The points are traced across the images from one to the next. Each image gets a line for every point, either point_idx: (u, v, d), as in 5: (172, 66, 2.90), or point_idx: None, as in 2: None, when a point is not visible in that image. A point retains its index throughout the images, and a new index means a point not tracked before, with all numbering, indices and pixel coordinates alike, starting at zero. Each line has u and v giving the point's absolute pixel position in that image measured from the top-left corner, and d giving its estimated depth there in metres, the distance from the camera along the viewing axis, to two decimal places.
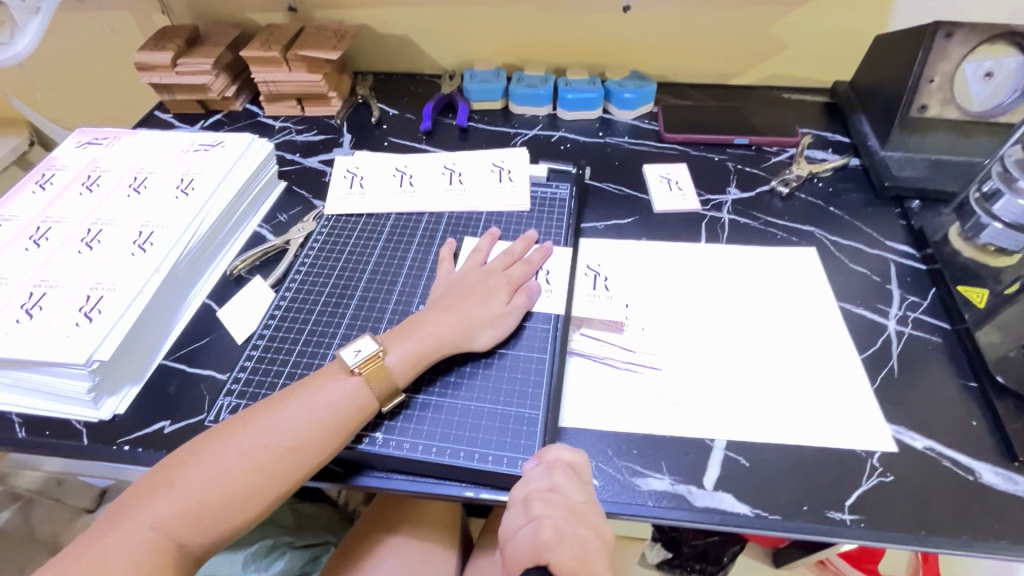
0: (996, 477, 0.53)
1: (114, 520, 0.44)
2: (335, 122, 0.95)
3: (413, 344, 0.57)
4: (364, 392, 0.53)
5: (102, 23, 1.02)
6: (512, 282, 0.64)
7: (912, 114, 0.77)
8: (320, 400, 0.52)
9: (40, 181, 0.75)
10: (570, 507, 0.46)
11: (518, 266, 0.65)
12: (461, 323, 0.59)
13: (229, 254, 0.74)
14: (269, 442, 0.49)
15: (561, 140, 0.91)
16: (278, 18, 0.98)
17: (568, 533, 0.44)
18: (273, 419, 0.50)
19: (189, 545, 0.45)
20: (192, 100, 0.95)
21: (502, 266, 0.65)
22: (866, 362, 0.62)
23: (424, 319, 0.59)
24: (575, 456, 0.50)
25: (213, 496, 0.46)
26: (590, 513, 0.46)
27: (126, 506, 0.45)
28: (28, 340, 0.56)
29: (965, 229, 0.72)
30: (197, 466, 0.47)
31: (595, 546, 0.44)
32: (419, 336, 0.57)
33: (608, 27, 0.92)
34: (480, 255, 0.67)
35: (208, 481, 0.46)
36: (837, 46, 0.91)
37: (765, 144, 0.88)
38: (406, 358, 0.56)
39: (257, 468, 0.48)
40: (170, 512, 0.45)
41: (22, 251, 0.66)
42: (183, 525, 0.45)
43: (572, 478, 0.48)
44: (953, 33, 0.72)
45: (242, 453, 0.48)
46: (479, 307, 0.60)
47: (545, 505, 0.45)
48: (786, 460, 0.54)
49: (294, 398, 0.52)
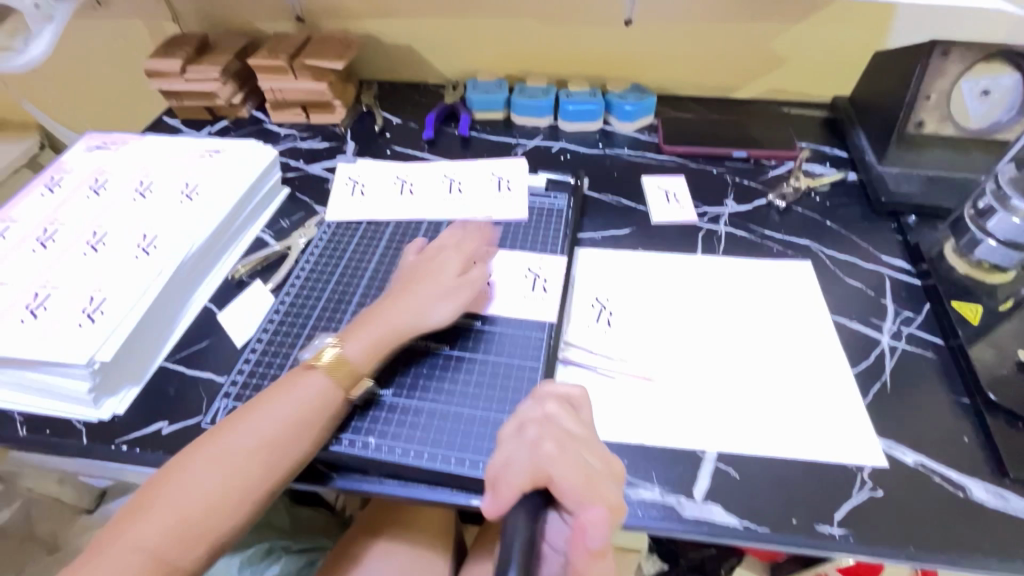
0: (986, 494, 0.53)
1: (99, 545, 0.43)
2: (339, 130, 0.96)
3: (366, 333, 0.57)
4: (331, 389, 0.54)
5: (114, 31, 1.05)
6: (463, 256, 0.65)
7: (908, 131, 0.78)
8: (294, 401, 0.52)
9: (48, 184, 0.76)
10: (565, 430, 0.44)
11: (467, 241, 0.67)
12: (414, 307, 0.60)
13: (231, 259, 0.75)
14: (246, 446, 0.49)
15: (561, 150, 0.92)
16: (285, 27, 1.00)
17: (569, 450, 0.42)
18: (247, 424, 0.51)
19: (178, 563, 0.44)
20: (199, 106, 0.97)
21: (452, 242, 0.67)
22: (858, 375, 0.62)
23: (380, 307, 0.60)
24: (572, 392, 0.49)
25: (196, 507, 0.46)
26: (588, 441, 0.45)
27: (105, 536, 0.44)
28: (31, 340, 0.58)
29: (960, 245, 0.71)
30: (179, 480, 0.47)
31: (599, 468, 0.43)
32: (374, 326, 0.58)
33: (610, 40, 0.94)
34: (441, 238, 0.68)
35: (194, 493, 0.46)
36: (836, 62, 0.92)
37: (763, 158, 0.89)
38: (363, 348, 0.56)
39: (236, 475, 0.48)
40: (154, 531, 0.44)
41: (29, 253, 0.67)
42: (171, 542, 0.44)
43: (567, 408, 0.47)
44: (949, 51, 0.73)
45: (219, 460, 0.48)
46: (431, 289, 0.61)
47: (540, 425, 0.44)
48: (777, 473, 0.54)
49: (263, 402, 0.52)
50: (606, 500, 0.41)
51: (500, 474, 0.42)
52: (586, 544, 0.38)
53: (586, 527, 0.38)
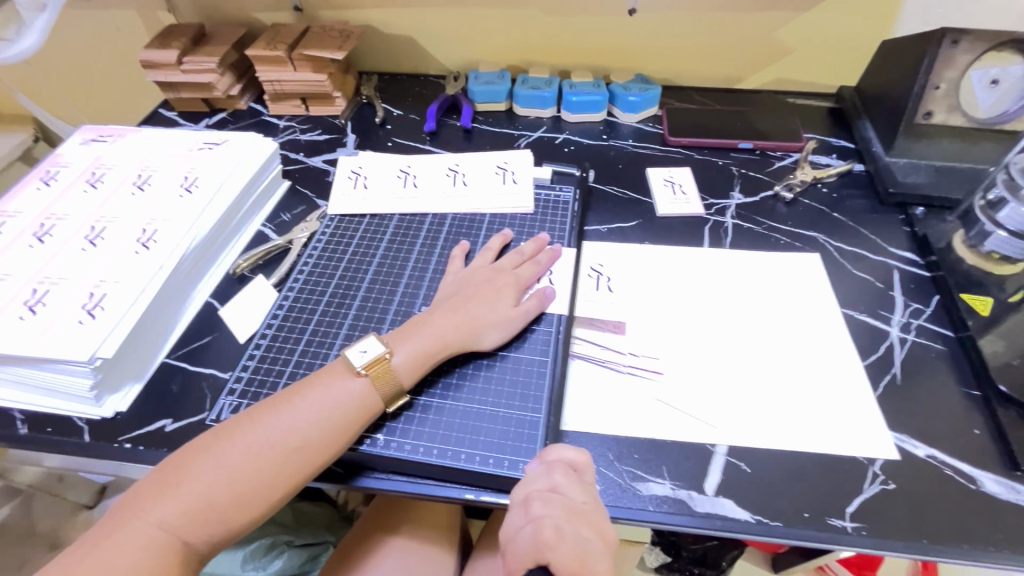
0: (999, 486, 0.52)
1: (122, 517, 0.45)
2: (339, 122, 0.95)
3: (419, 342, 0.57)
4: (370, 393, 0.53)
5: (108, 22, 1.03)
6: (520, 281, 0.64)
7: (917, 121, 0.77)
8: (326, 399, 0.52)
9: (45, 178, 0.75)
10: (570, 507, 0.45)
11: (527, 267, 0.66)
12: (468, 323, 0.59)
13: (232, 252, 0.74)
14: (274, 442, 0.49)
15: (565, 142, 0.91)
16: (284, 17, 0.98)
17: (569, 533, 0.43)
18: (279, 418, 0.50)
19: (195, 543, 0.45)
20: (197, 98, 0.95)
21: (510, 266, 0.66)
22: (868, 368, 0.61)
23: (434, 316, 0.59)
24: (577, 456, 0.49)
25: (219, 496, 0.46)
26: (587, 516, 0.45)
27: (130, 506, 0.45)
28: (31, 337, 0.57)
29: (969, 237, 0.72)
30: (203, 464, 0.47)
31: (593, 547, 0.44)
32: (426, 335, 0.57)
33: (614, 30, 0.92)
34: (489, 254, 0.68)
35: (214, 481, 0.46)
36: (843, 52, 0.91)
37: (769, 149, 0.88)
38: (412, 357, 0.56)
39: (262, 469, 0.48)
40: (177, 511, 0.45)
41: (26, 248, 0.66)
42: (190, 525, 0.45)
43: (573, 479, 0.47)
44: (959, 40, 0.72)
45: (247, 451, 0.48)
46: (487, 309, 0.60)
47: (545, 505, 0.45)
48: (787, 466, 0.54)
49: (299, 397, 0.52)
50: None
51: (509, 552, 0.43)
52: None
53: None
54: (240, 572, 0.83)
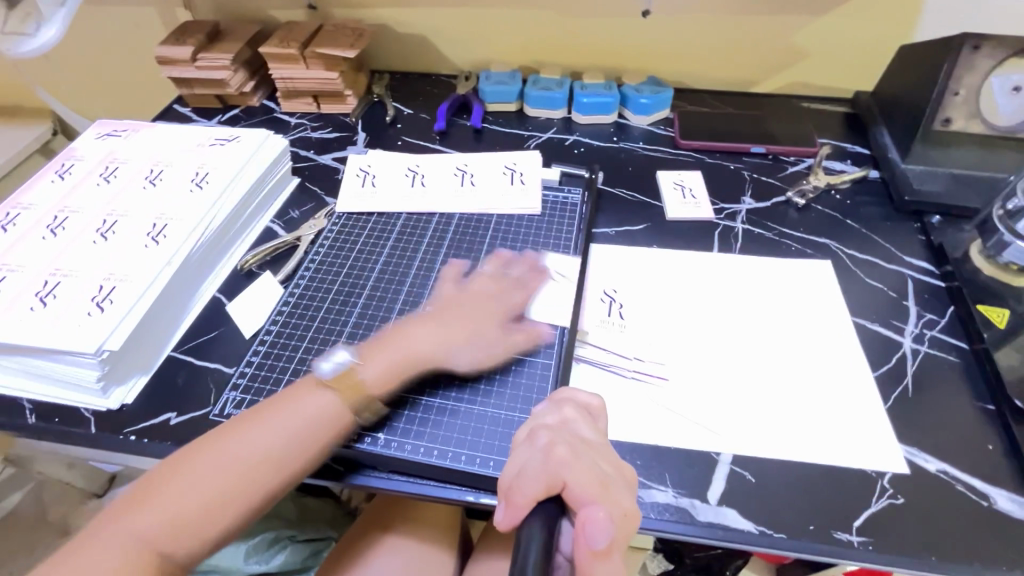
0: (1012, 504, 0.51)
1: (95, 535, 0.44)
2: (350, 121, 0.95)
3: (385, 359, 0.56)
4: (340, 406, 0.52)
5: (125, 18, 1.04)
6: (510, 307, 0.62)
7: (935, 127, 0.76)
8: (302, 408, 0.51)
9: (59, 171, 0.76)
10: (580, 441, 0.44)
11: (516, 292, 0.64)
12: (440, 342, 0.58)
13: (241, 248, 0.74)
14: (243, 455, 0.48)
15: (575, 144, 0.90)
16: (297, 15, 0.99)
17: (583, 457, 0.42)
18: (253, 429, 0.49)
19: (174, 555, 0.44)
20: (210, 94, 0.96)
21: (501, 290, 0.64)
22: (879, 380, 0.60)
23: (404, 331, 0.58)
24: (591, 400, 0.49)
25: (195, 508, 0.45)
26: (602, 449, 0.44)
27: (104, 523, 0.44)
28: (41, 327, 0.57)
29: (987, 247, 0.69)
30: (178, 479, 0.46)
31: (611, 473, 0.42)
32: (393, 350, 0.57)
33: (627, 31, 0.92)
34: (486, 276, 0.65)
35: (189, 494, 0.45)
36: (860, 56, 0.89)
37: (782, 154, 0.87)
38: (380, 371, 0.55)
39: (233, 482, 0.47)
40: (152, 524, 0.44)
41: (39, 240, 0.67)
42: (167, 536, 0.44)
43: (584, 416, 0.47)
44: (980, 45, 0.70)
45: (221, 464, 0.47)
46: (464, 331, 0.59)
47: (552, 434, 0.44)
48: (794, 477, 0.53)
49: (275, 407, 0.51)
50: (621, 507, 0.40)
51: (515, 484, 0.40)
52: (588, 542, 0.37)
53: (587, 524, 0.37)
54: (242, 565, 0.84)
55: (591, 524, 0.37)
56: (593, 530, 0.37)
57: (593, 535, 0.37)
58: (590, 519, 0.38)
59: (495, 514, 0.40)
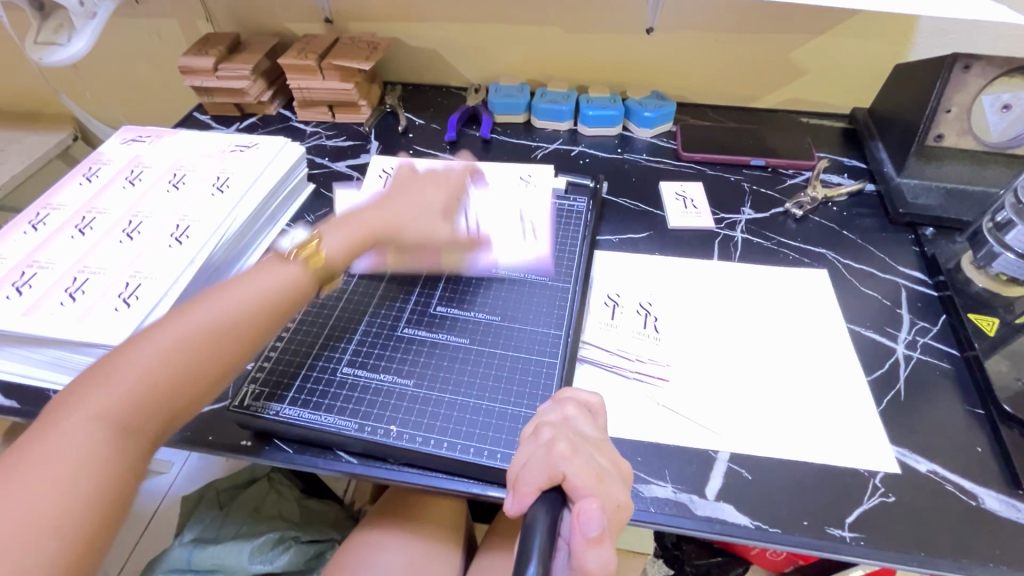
0: (999, 504, 0.53)
1: (47, 424, 0.43)
2: (363, 130, 0.99)
3: (347, 231, 0.63)
4: (302, 274, 0.58)
5: (149, 30, 1.08)
6: (450, 206, 0.70)
7: (928, 143, 0.78)
8: (263, 282, 0.55)
9: (87, 174, 0.79)
10: (581, 436, 0.46)
11: (447, 189, 0.71)
12: (390, 225, 0.66)
13: (258, 251, 0.77)
14: (209, 323, 0.51)
15: (580, 154, 0.93)
16: (315, 29, 1.03)
17: (583, 452, 0.43)
18: (210, 308, 0.52)
19: (133, 433, 0.45)
20: (230, 103, 1.00)
21: (437, 186, 0.71)
22: (872, 383, 0.62)
23: (364, 210, 0.66)
24: (591, 398, 0.51)
25: (158, 381, 0.47)
26: (600, 445, 0.46)
27: (59, 411, 0.44)
28: (71, 321, 0.60)
29: (977, 258, 0.72)
30: (130, 359, 0.47)
31: (608, 468, 0.44)
32: (354, 225, 0.64)
33: (631, 47, 0.95)
34: (435, 176, 0.72)
35: (150, 368, 0.47)
36: (856, 74, 0.92)
37: (781, 167, 0.89)
38: (342, 242, 0.62)
39: (227, 351, 0.51)
40: (114, 402, 0.44)
41: (67, 239, 0.70)
42: (127, 417, 0.45)
43: (584, 413, 0.49)
44: (971, 66, 0.73)
45: (181, 335, 0.49)
46: (404, 211, 0.67)
47: (556, 429, 0.46)
48: (788, 475, 0.55)
49: (235, 286, 0.54)
50: (614, 500, 0.42)
51: (521, 475, 0.42)
52: (582, 530, 0.38)
53: (581, 515, 0.38)
54: (247, 565, 0.83)
55: (585, 514, 0.38)
56: (589, 518, 0.38)
57: (587, 524, 0.38)
58: (584, 509, 0.38)
59: (504, 504, 0.42)
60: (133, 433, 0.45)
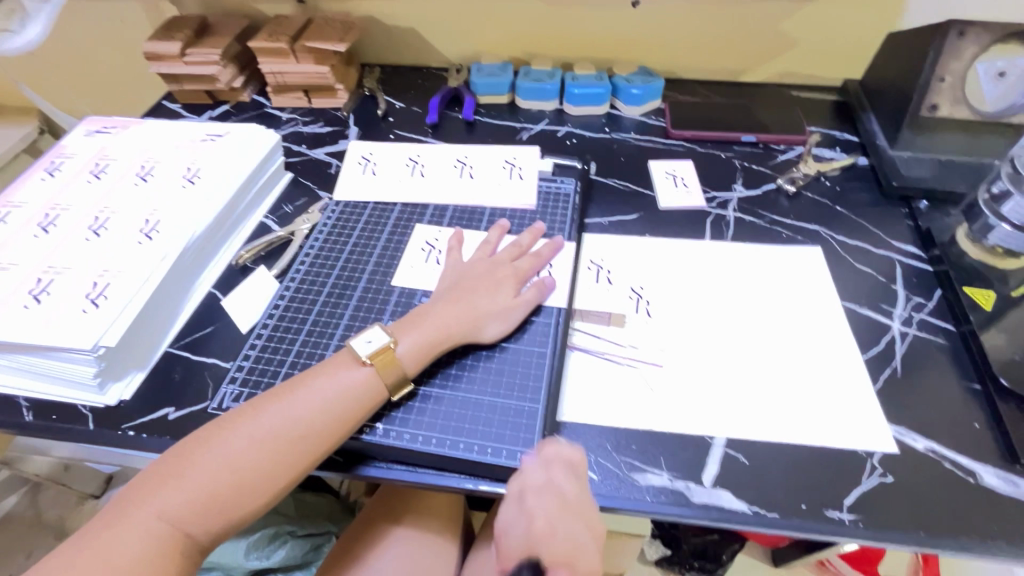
0: (997, 480, 0.52)
1: (121, 511, 0.45)
2: (341, 115, 0.95)
3: (422, 333, 0.57)
4: (375, 381, 0.54)
5: (112, 15, 1.03)
6: (519, 273, 0.64)
7: (922, 114, 0.76)
8: (333, 386, 0.52)
9: (49, 168, 0.75)
10: (562, 504, 0.46)
11: (526, 259, 0.65)
12: (469, 313, 0.59)
13: (234, 244, 0.74)
14: (283, 433, 0.49)
15: (567, 135, 0.90)
16: (286, 9, 0.98)
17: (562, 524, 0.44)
18: (284, 408, 0.50)
19: (198, 533, 0.46)
20: (200, 90, 0.95)
21: (508, 258, 0.66)
22: (868, 361, 0.61)
23: (432, 308, 0.59)
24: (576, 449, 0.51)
25: (223, 485, 0.47)
26: (580, 508, 0.46)
27: (133, 497, 0.46)
28: (36, 325, 0.57)
29: (972, 230, 0.71)
30: (208, 453, 0.48)
31: (586, 537, 0.45)
32: (428, 326, 0.58)
33: (617, 21, 0.92)
34: (489, 246, 0.67)
35: (218, 471, 0.47)
36: (847, 44, 0.90)
37: (772, 143, 0.87)
38: (414, 347, 0.56)
39: (294, 456, 0.49)
40: (179, 501, 0.45)
41: (30, 238, 0.66)
42: (192, 514, 0.45)
43: (570, 470, 0.49)
44: (966, 32, 0.71)
45: (254, 440, 0.48)
46: (485, 302, 0.60)
47: (538, 493, 0.46)
48: (784, 457, 0.54)
49: (306, 386, 0.52)
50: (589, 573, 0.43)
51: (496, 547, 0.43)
52: None
53: None
54: (243, 560, 0.83)
55: None
56: None
57: None
58: None
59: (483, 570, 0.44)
60: (191, 533, 0.45)
